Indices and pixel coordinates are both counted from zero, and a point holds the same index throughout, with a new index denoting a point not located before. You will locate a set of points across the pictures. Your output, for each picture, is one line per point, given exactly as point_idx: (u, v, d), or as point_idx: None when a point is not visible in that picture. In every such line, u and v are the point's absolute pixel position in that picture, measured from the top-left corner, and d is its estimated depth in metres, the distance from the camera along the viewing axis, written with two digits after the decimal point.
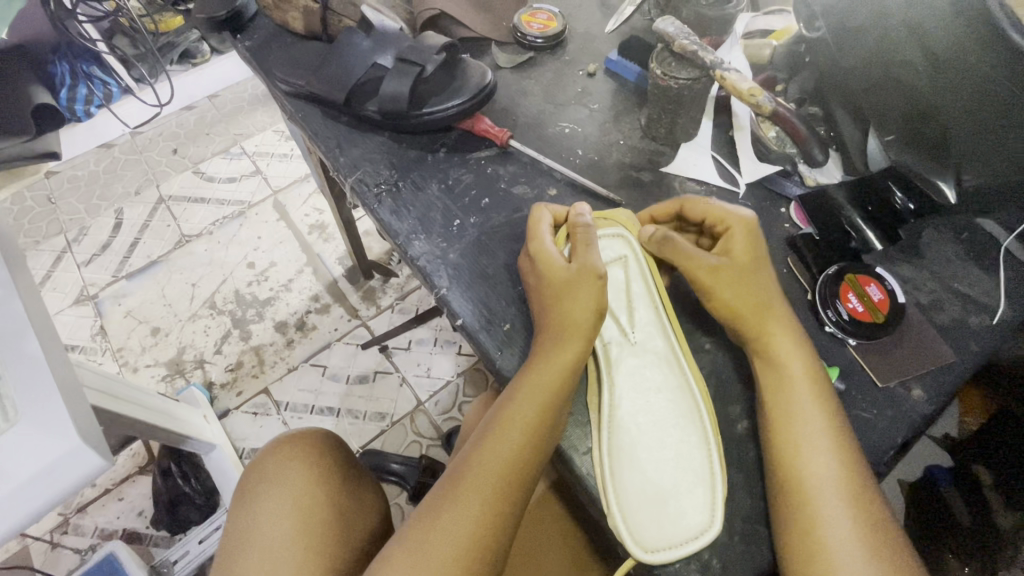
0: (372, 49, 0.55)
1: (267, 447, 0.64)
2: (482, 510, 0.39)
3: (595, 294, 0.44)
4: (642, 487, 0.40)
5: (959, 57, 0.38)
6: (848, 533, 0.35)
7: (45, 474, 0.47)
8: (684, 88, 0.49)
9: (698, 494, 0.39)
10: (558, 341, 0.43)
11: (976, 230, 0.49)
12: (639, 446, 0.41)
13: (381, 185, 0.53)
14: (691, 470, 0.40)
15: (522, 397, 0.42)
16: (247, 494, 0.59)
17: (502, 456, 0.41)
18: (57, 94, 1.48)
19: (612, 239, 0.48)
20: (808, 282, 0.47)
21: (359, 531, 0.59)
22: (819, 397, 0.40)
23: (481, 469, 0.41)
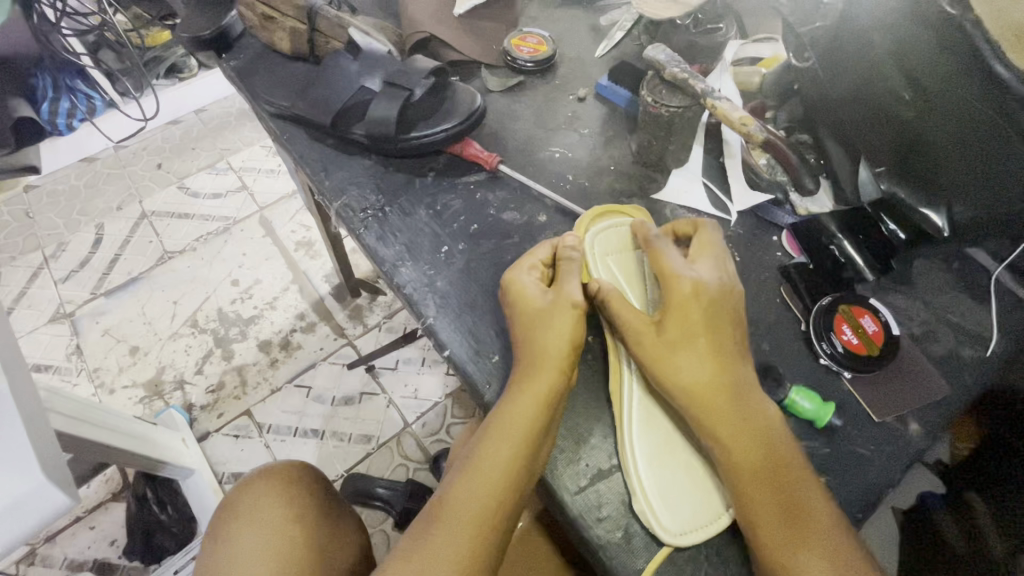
0: (359, 72, 0.54)
1: (241, 484, 0.62)
2: (464, 546, 0.37)
3: (571, 324, 0.42)
4: (653, 494, 0.38)
5: (947, 87, 0.40)
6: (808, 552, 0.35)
7: (6, 514, 0.44)
8: (675, 115, 0.49)
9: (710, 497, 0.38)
10: (533, 377, 0.41)
11: (968, 260, 0.49)
12: (650, 453, 0.39)
13: (367, 210, 0.52)
14: (703, 475, 0.39)
15: (501, 425, 0.40)
16: (221, 532, 0.57)
17: (482, 490, 0.39)
18: (38, 107, 1.44)
19: (610, 234, 0.47)
20: (801, 311, 0.46)
21: (338, 571, 0.56)
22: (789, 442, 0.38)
23: (462, 502, 0.39)
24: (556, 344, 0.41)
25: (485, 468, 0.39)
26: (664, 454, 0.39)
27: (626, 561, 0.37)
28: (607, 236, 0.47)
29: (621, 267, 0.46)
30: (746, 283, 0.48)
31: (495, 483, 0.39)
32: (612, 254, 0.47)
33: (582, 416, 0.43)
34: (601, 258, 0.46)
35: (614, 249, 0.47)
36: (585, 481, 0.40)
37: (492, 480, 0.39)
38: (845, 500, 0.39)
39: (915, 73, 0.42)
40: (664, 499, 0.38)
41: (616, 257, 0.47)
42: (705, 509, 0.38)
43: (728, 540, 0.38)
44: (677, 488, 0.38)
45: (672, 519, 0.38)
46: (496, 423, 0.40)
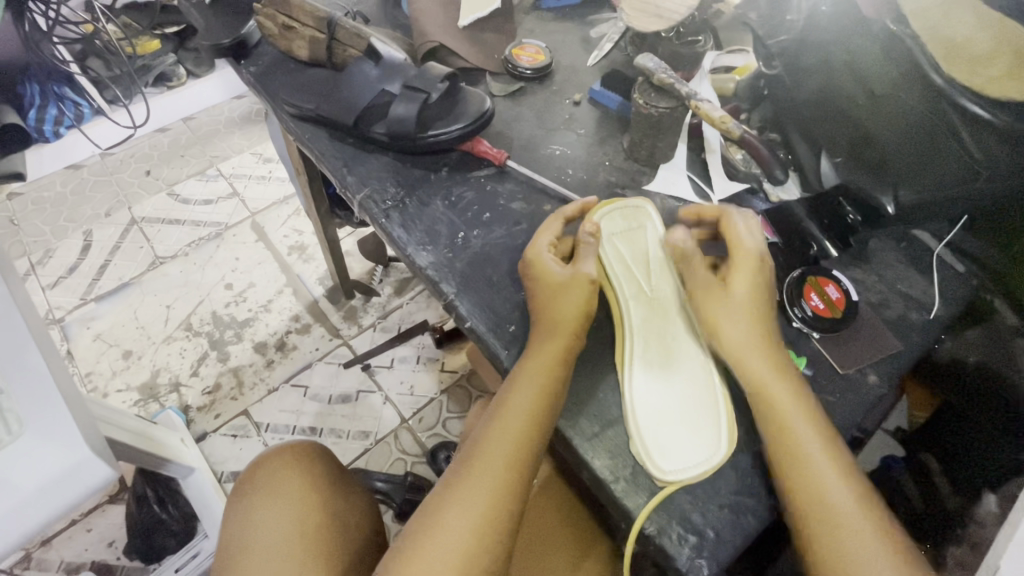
0: (379, 77, 0.60)
1: (252, 465, 0.64)
2: (494, 481, 0.43)
3: (584, 298, 0.48)
4: (656, 435, 0.44)
5: (890, 92, 0.49)
6: (837, 481, 0.40)
7: (55, 483, 0.47)
8: (663, 115, 0.55)
9: (706, 435, 0.44)
10: (550, 339, 0.46)
11: (914, 240, 0.56)
12: (656, 403, 0.45)
13: (388, 201, 0.57)
14: (701, 413, 0.45)
15: (521, 381, 0.45)
16: (242, 498, 0.60)
17: (509, 438, 0.44)
18: (24, 114, 1.45)
19: (617, 218, 0.54)
20: (776, 284, 0.52)
21: (355, 529, 0.59)
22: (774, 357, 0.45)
23: (490, 447, 0.44)
24: (568, 311, 0.47)
25: (510, 420, 0.44)
26: (668, 404, 0.45)
27: (636, 495, 0.43)
28: (613, 217, 0.54)
29: (628, 247, 0.53)
30: None
31: (519, 432, 0.44)
32: (620, 235, 0.53)
33: (592, 375, 0.48)
34: (612, 238, 0.53)
35: (619, 231, 0.53)
36: (598, 428, 0.46)
37: (516, 426, 0.44)
38: None
39: (866, 79, 0.50)
40: (668, 440, 0.44)
41: (623, 238, 0.53)
42: (700, 449, 0.43)
43: (719, 474, 0.44)
44: (675, 431, 0.44)
45: (667, 458, 0.43)
46: (518, 379, 0.46)
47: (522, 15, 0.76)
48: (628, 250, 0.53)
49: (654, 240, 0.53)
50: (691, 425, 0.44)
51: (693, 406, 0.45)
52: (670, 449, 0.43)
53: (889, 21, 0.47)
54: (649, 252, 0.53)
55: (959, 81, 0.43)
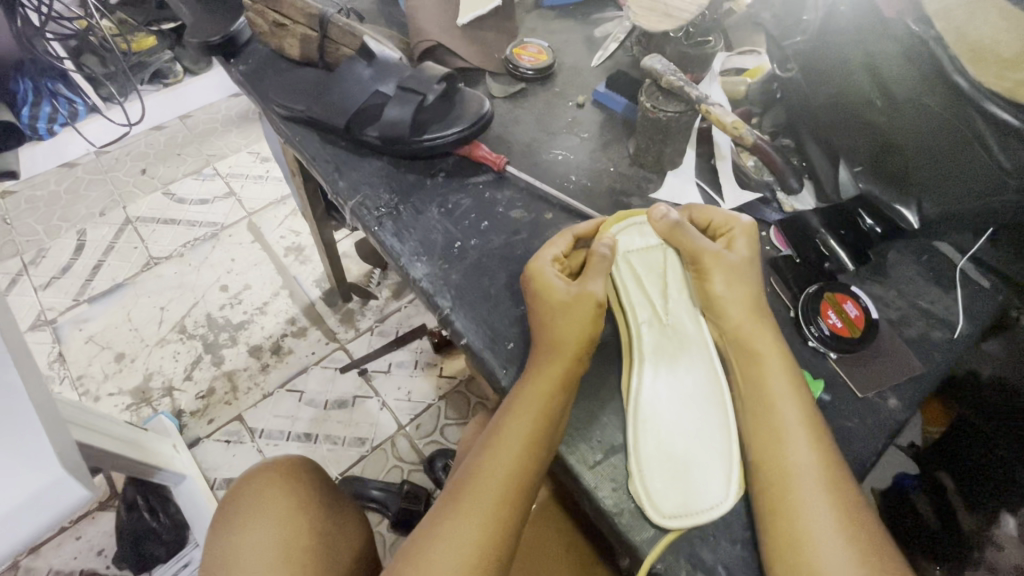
0: (373, 78, 0.57)
1: (238, 483, 0.61)
2: (487, 515, 0.40)
3: (591, 321, 0.45)
4: (658, 468, 0.41)
5: (913, 96, 0.46)
6: (844, 560, 0.36)
7: (25, 508, 0.45)
8: (672, 119, 0.53)
9: (715, 471, 0.41)
10: (549, 364, 0.44)
11: (934, 252, 0.53)
12: (663, 435, 0.42)
13: (382, 208, 0.54)
14: (711, 446, 0.42)
15: (517, 408, 0.43)
16: (227, 512, 0.57)
17: (502, 466, 0.41)
18: (18, 111, 1.44)
19: (635, 231, 0.50)
20: (790, 300, 0.50)
21: (342, 552, 0.57)
22: (791, 379, 0.42)
23: (483, 477, 0.41)
24: (568, 338, 0.44)
25: (504, 447, 0.42)
26: (676, 436, 0.42)
27: (642, 529, 0.40)
28: (630, 231, 0.50)
29: (645, 265, 0.49)
30: None
31: (514, 459, 0.41)
32: (637, 252, 0.49)
33: (594, 398, 0.45)
34: (627, 256, 0.49)
35: (636, 246, 0.50)
36: (601, 455, 0.43)
37: (511, 456, 0.41)
38: None
39: (886, 83, 0.47)
40: (671, 475, 0.41)
41: (639, 253, 0.50)
42: (709, 492, 0.40)
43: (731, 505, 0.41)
44: (683, 469, 0.41)
45: (665, 496, 0.40)
46: (514, 406, 0.43)
47: (524, 14, 0.73)
48: (642, 271, 0.49)
49: (672, 261, 0.49)
50: (700, 463, 0.41)
51: (703, 443, 0.42)
52: (669, 489, 0.40)
53: (910, 21, 0.44)
54: (667, 274, 0.49)
55: (985, 85, 0.40)
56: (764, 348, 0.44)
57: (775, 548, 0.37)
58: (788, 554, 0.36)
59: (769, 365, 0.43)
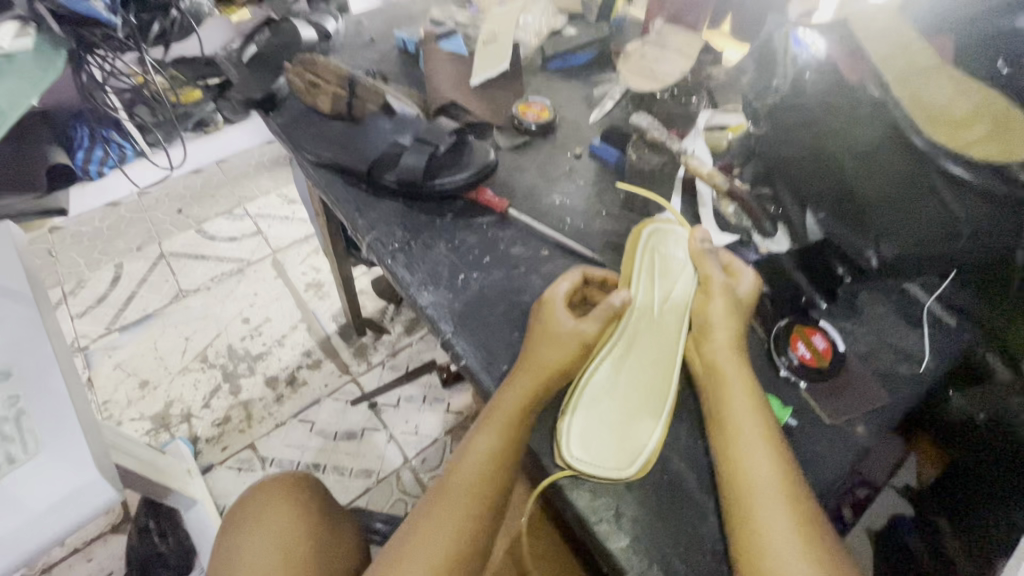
0: (393, 130, 0.67)
1: (245, 494, 0.64)
2: (457, 529, 0.44)
3: (563, 358, 0.49)
4: (587, 431, 0.47)
5: (872, 152, 0.51)
6: (802, 566, 0.38)
7: (63, 504, 0.51)
8: (657, 168, 0.63)
9: (632, 443, 0.47)
10: (520, 375, 0.49)
11: (903, 293, 0.57)
12: (601, 407, 0.49)
13: (395, 244, 0.61)
14: (638, 428, 0.48)
15: (490, 420, 0.47)
16: (237, 512, 0.62)
17: (474, 472, 0.46)
18: (73, 154, 1.58)
19: (665, 236, 0.58)
20: (764, 334, 0.53)
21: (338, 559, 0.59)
22: (752, 397, 0.46)
23: (456, 484, 0.46)
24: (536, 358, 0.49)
25: (476, 455, 0.46)
26: (609, 408, 0.49)
27: (621, 547, 0.42)
28: (660, 237, 0.58)
29: (660, 282, 0.56)
30: None
31: (481, 470, 0.46)
32: (663, 252, 0.57)
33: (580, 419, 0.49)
34: (655, 251, 0.57)
35: (662, 251, 0.57)
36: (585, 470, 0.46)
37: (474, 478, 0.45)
38: None
39: (844, 139, 0.53)
40: (595, 438, 0.47)
41: (659, 266, 0.56)
42: (620, 455, 0.46)
43: (703, 520, 0.44)
44: (613, 432, 0.47)
45: (580, 452, 0.46)
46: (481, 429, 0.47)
47: (531, 75, 0.81)
48: (658, 275, 0.56)
49: (685, 278, 0.55)
50: (626, 431, 0.47)
51: (639, 419, 0.48)
52: (591, 446, 0.46)
53: (870, 85, 0.51)
54: (674, 290, 0.55)
55: (943, 144, 0.46)
56: (726, 365, 0.48)
57: (742, 556, 0.40)
58: (754, 561, 0.39)
59: (731, 378, 0.47)
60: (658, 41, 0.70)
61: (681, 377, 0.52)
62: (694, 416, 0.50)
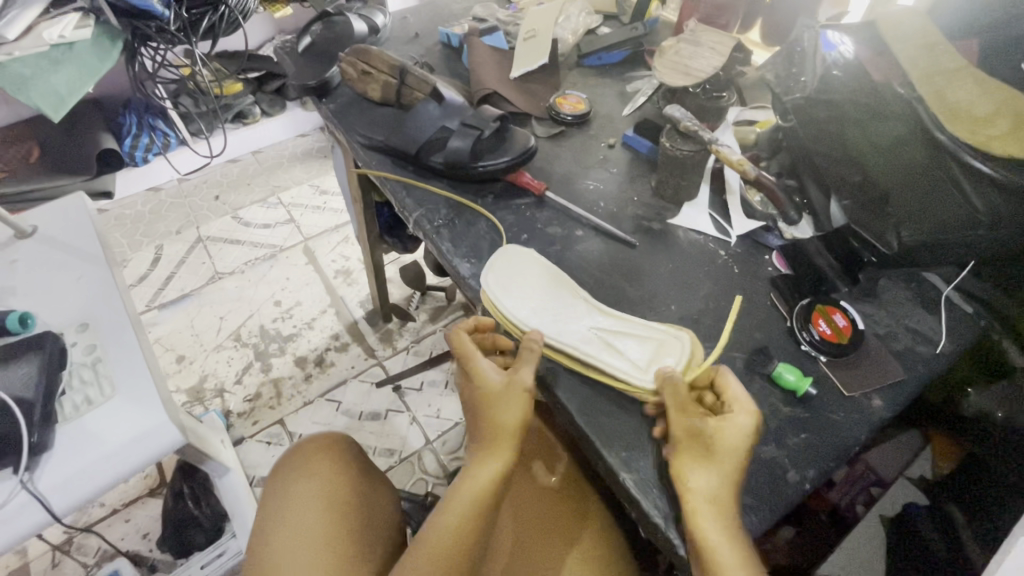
0: (441, 115, 0.70)
1: (289, 452, 0.69)
2: (324, 543, 0.58)
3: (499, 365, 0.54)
4: (501, 286, 0.57)
5: (900, 146, 0.56)
6: None
7: (135, 442, 0.56)
8: (688, 156, 0.62)
9: (506, 291, 0.57)
10: (321, 458, 0.66)
11: (922, 281, 0.60)
12: (514, 294, 0.56)
13: (439, 221, 0.65)
14: (518, 303, 0.56)
15: (310, 473, 0.64)
16: (280, 473, 0.66)
17: (313, 514, 0.60)
18: (121, 142, 1.67)
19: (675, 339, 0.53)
20: (787, 312, 0.56)
21: (378, 518, 0.63)
22: (710, 464, 0.44)
23: (303, 520, 0.59)
24: (320, 445, 0.68)
25: (316, 507, 0.61)
26: (522, 290, 0.57)
27: (648, 494, 0.46)
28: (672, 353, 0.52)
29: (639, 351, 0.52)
30: (741, 287, 0.59)
31: (321, 509, 0.60)
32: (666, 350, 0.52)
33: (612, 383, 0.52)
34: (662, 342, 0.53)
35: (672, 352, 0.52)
36: (618, 433, 0.49)
37: (479, 493, 0.48)
38: (819, 454, 0.48)
39: (875, 135, 0.58)
40: (510, 279, 0.58)
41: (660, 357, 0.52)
42: (494, 290, 0.57)
43: None
44: (504, 285, 0.57)
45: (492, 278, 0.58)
46: (492, 447, 0.49)
47: (567, 71, 0.86)
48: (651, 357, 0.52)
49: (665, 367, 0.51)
50: (513, 288, 0.57)
51: (516, 304, 0.56)
52: (500, 279, 0.58)
53: (897, 85, 0.57)
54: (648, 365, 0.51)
55: (964, 138, 0.51)
56: (705, 462, 0.44)
57: None
58: None
59: (685, 449, 0.45)
60: (692, 38, 0.74)
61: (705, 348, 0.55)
62: None
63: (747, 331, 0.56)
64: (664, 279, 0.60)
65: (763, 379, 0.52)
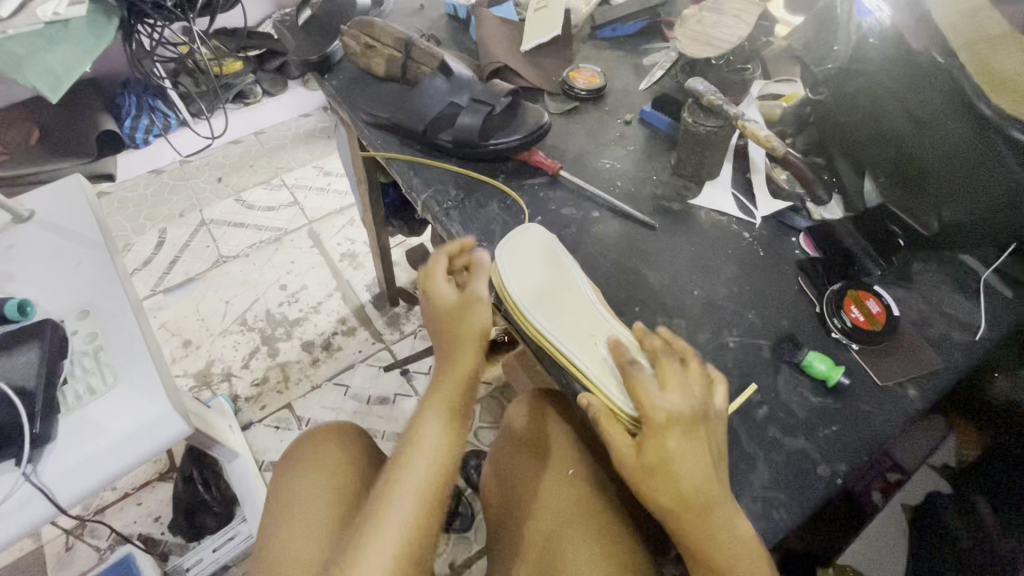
0: (450, 91, 0.66)
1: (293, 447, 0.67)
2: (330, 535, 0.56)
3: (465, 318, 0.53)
4: (514, 266, 0.54)
5: (937, 119, 0.51)
6: None
7: (142, 431, 0.55)
8: (711, 133, 0.59)
9: (515, 271, 0.54)
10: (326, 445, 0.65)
11: (958, 264, 0.57)
12: (522, 281, 0.53)
13: (449, 202, 0.62)
14: (527, 285, 0.53)
15: (315, 463, 0.63)
16: (289, 463, 0.65)
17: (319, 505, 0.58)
18: (122, 123, 1.64)
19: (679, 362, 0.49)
20: (816, 297, 0.54)
21: None
22: (689, 452, 0.42)
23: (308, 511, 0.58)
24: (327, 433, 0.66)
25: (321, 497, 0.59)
26: (532, 276, 0.54)
27: None
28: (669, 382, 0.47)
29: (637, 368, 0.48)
30: (767, 271, 0.56)
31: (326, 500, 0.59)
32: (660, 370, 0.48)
33: None
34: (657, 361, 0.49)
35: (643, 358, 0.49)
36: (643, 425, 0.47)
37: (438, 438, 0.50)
38: (850, 448, 0.45)
39: (911, 107, 0.53)
40: (524, 260, 0.55)
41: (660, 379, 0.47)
42: (508, 267, 0.54)
43: (752, 470, 0.45)
44: (517, 266, 0.54)
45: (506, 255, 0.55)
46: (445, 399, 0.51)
47: (580, 43, 0.82)
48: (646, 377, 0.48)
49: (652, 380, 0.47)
50: (523, 271, 0.54)
51: (524, 289, 0.53)
52: (520, 253, 0.55)
53: (935, 53, 0.51)
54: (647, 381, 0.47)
55: (1006, 110, 0.45)
56: (677, 456, 0.41)
57: None
58: None
59: (659, 441, 0.42)
60: (715, 6, 0.69)
61: (730, 336, 0.52)
62: (747, 371, 0.50)
63: (774, 318, 0.53)
64: (685, 262, 0.57)
65: (790, 369, 0.50)
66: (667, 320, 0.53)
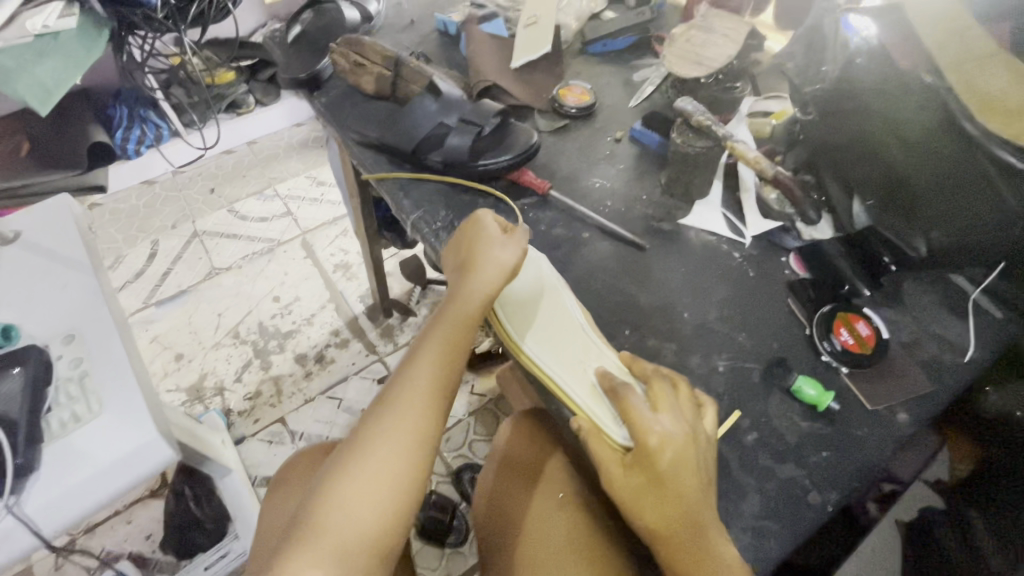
0: (439, 110, 0.66)
1: (282, 469, 0.68)
2: None
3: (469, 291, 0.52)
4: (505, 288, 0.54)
5: (927, 140, 0.52)
6: None
7: (127, 459, 0.54)
8: (700, 153, 0.59)
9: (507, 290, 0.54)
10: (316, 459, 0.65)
11: (948, 284, 0.57)
12: (510, 302, 0.53)
13: (438, 223, 0.62)
14: (516, 306, 0.53)
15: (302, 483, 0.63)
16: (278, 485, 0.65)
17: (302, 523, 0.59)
18: (113, 134, 1.63)
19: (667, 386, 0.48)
20: (806, 319, 0.54)
21: None
22: (681, 472, 0.41)
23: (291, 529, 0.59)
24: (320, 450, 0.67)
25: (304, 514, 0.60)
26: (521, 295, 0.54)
27: None
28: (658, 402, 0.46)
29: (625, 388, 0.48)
30: (758, 292, 0.56)
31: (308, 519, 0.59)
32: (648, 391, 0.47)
33: None
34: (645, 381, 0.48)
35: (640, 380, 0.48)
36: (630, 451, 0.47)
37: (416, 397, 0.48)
38: (842, 474, 0.45)
39: (899, 127, 0.54)
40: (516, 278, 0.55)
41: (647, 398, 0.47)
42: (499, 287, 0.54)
43: (743, 498, 0.44)
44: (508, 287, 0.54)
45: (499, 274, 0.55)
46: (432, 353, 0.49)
47: (570, 58, 0.82)
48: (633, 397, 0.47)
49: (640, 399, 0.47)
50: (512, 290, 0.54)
51: (512, 308, 0.53)
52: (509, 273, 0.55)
53: (923, 73, 0.52)
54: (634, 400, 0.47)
55: (995, 131, 0.46)
56: (672, 475, 0.41)
57: None
58: None
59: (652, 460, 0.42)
60: (704, 24, 0.70)
61: (720, 359, 0.52)
62: (737, 396, 0.50)
63: (764, 340, 0.53)
64: (675, 283, 0.57)
65: (781, 393, 0.49)
66: (657, 343, 0.53)
